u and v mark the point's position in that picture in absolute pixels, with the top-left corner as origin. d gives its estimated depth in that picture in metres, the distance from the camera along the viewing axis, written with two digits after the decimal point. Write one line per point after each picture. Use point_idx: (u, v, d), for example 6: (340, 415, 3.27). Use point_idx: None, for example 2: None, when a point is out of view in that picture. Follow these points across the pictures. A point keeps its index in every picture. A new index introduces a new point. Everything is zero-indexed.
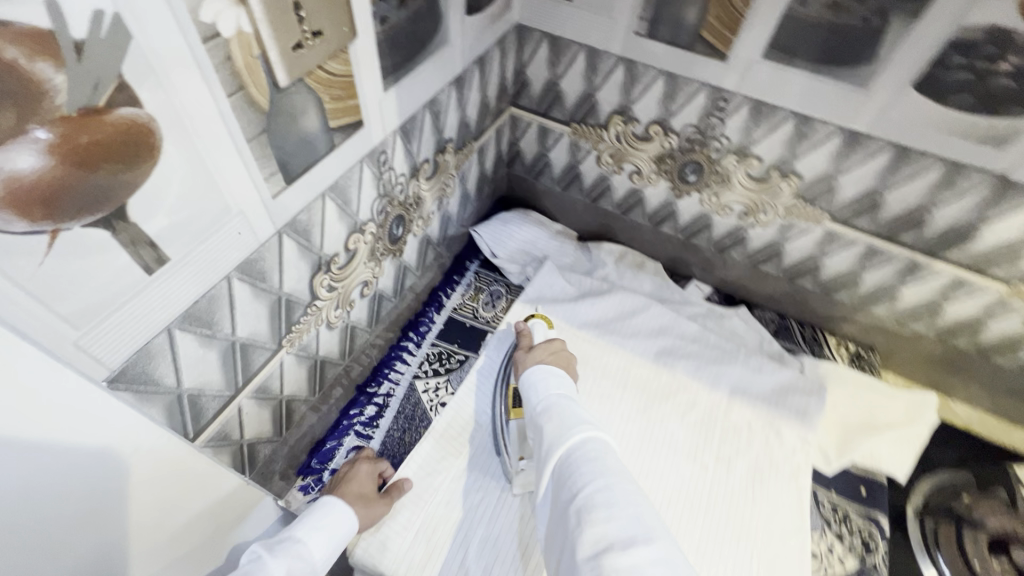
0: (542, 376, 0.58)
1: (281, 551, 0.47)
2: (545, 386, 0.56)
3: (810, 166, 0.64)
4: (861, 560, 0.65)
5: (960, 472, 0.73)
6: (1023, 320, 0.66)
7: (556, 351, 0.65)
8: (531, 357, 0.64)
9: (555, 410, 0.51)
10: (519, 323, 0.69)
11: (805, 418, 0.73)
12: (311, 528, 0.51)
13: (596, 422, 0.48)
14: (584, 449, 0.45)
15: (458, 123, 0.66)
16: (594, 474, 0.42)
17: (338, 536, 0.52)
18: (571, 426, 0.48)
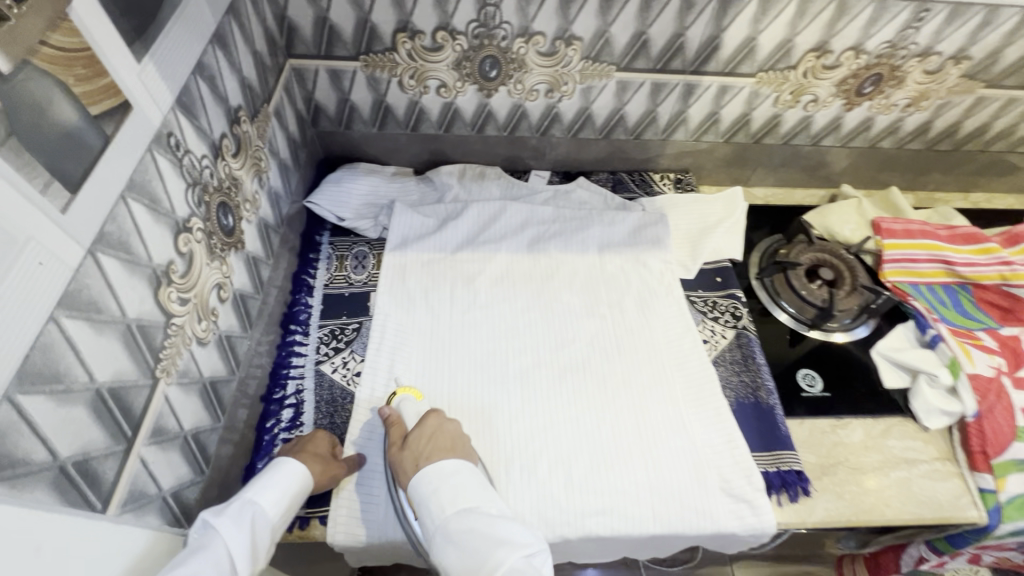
0: (433, 492, 0.55)
1: (233, 511, 0.49)
2: (440, 499, 0.55)
3: (584, 27, 0.71)
4: (735, 327, 0.80)
5: (773, 236, 0.93)
6: (773, 101, 0.83)
7: (433, 434, 0.60)
8: (411, 451, 0.59)
9: (461, 546, 0.51)
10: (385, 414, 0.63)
11: (659, 244, 0.86)
12: (264, 489, 0.53)
13: (516, 554, 0.50)
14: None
15: (240, 87, 0.60)
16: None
17: (293, 493, 0.55)
18: (495, 574, 0.49)
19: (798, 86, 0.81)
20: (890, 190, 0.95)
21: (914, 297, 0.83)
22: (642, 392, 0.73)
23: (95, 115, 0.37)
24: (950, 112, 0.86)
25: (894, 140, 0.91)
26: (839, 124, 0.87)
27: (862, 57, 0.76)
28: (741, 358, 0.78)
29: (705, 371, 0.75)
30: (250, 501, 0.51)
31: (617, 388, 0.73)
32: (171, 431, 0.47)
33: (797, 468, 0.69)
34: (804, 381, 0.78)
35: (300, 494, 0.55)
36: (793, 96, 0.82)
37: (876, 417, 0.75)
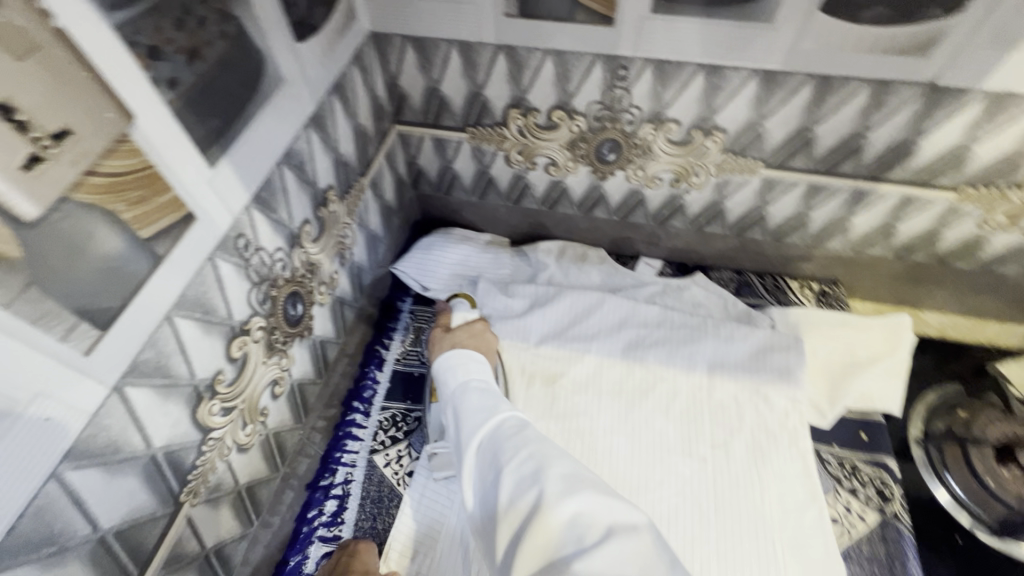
0: (460, 358, 0.58)
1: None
2: (460, 368, 0.57)
3: (731, 118, 0.58)
4: (881, 510, 0.62)
5: (948, 385, 0.72)
6: (978, 222, 0.63)
7: (477, 332, 0.64)
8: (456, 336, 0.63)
9: (467, 395, 0.53)
10: (440, 305, 0.70)
11: (788, 376, 0.69)
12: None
13: (511, 408, 0.50)
14: (507, 423, 0.47)
15: (333, 165, 0.56)
16: (518, 441, 0.45)
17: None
18: (484, 414, 0.49)
19: (1021, 209, 0.60)
20: None
21: None
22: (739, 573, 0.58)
23: (145, 238, 0.33)
24: None
25: None
26: None
27: None
28: (885, 558, 0.59)
29: (829, 566, 0.58)
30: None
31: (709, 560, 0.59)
32: (187, 555, 0.43)
33: None
34: None
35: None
36: (1010, 219, 0.62)
37: None
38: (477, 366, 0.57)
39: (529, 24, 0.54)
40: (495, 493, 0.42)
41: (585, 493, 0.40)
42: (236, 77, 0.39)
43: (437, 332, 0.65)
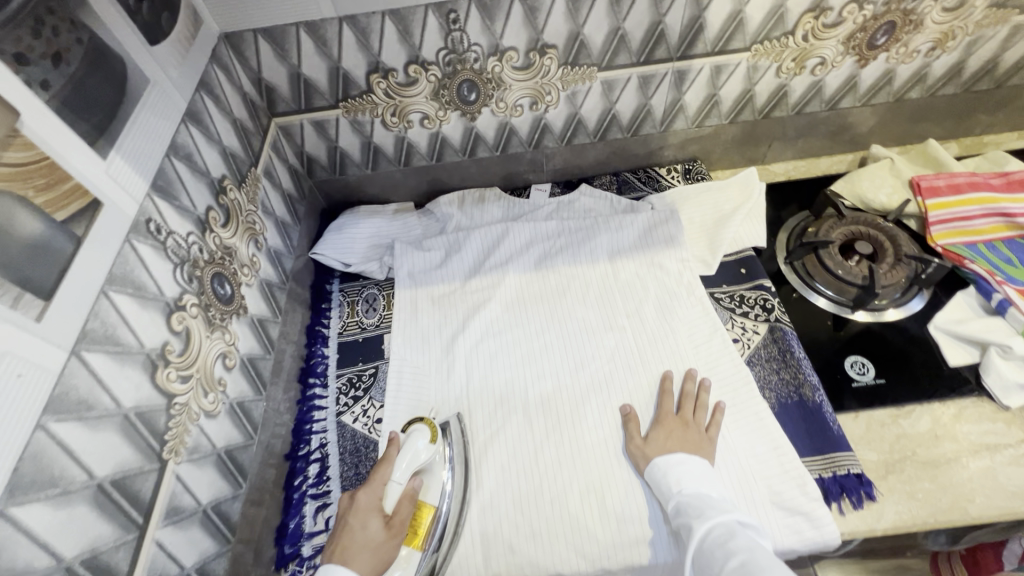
0: (665, 472, 0.60)
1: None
2: (670, 480, 0.59)
3: (556, 33, 0.68)
4: (768, 320, 0.74)
5: (801, 214, 0.86)
6: (776, 72, 0.77)
7: (408, 498, 0.60)
8: (649, 447, 0.63)
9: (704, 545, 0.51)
10: (389, 435, 0.63)
11: (672, 241, 0.81)
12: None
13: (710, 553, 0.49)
14: (716, 534, 0.51)
15: (222, 158, 0.61)
16: (731, 548, 0.48)
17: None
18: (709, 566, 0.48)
19: (800, 52, 0.74)
20: (929, 142, 0.85)
21: (972, 260, 0.73)
22: (604, 476, 0.65)
23: (63, 220, 0.38)
24: (984, 48, 0.77)
25: (923, 89, 0.82)
26: (855, 82, 0.80)
27: (868, 7, 0.69)
28: (779, 354, 0.71)
29: (739, 375, 0.70)
30: None
31: (585, 456, 0.66)
32: (186, 508, 0.48)
33: (856, 471, 0.61)
34: (854, 370, 0.70)
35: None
36: (797, 63, 0.76)
37: (945, 401, 0.67)
38: (689, 472, 0.59)
39: None
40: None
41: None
42: (103, 79, 0.44)
43: (365, 497, 0.59)
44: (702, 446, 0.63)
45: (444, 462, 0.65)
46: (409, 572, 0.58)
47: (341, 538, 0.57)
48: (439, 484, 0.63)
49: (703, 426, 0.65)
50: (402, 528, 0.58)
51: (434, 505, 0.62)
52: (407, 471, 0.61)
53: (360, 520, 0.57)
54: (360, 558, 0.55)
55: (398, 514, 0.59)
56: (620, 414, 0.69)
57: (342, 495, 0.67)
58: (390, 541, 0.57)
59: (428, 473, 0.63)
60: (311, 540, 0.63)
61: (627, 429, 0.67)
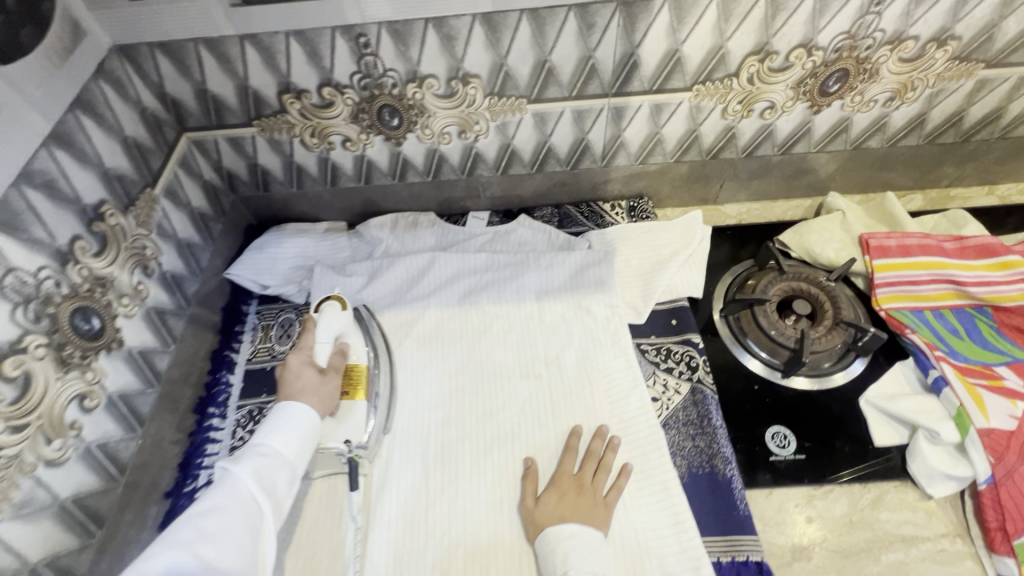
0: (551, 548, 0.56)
1: (247, 457, 0.55)
2: (557, 557, 0.55)
3: (478, 63, 0.64)
4: (691, 379, 0.70)
5: (746, 262, 0.81)
6: (722, 114, 0.72)
7: (340, 350, 0.68)
8: (539, 511, 0.60)
9: None
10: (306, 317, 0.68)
11: (603, 285, 0.77)
12: (273, 434, 0.58)
13: None
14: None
15: (101, 181, 0.57)
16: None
17: (305, 434, 0.59)
18: None
19: (746, 95, 0.69)
20: (887, 195, 0.80)
21: (913, 329, 0.69)
22: (494, 537, 0.61)
23: None
24: (947, 100, 0.71)
25: (882, 139, 0.77)
26: (809, 128, 0.74)
27: (817, 53, 0.64)
28: (697, 418, 0.67)
29: (652, 438, 0.66)
30: (259, 443, 0.57)
31: (478, 514, 0.63)
32: (5, 571, 0.45)
33: (757, 559, 0.57)
34: (775, 442, 0.66)
35: (311, 432, 0.60)
36: (743, 105, 0.71)
37: (865, 485, 0.63)
38: (579, 547, 0.55)
39: (259, 10, 0.57)
40: None
41: None
42: None
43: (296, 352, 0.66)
44: (596, 513, 0.59)
45: (359, 334, 0.72)
46: (358, 415, 0.66)
47: (280, 391, 0.63)
48: (362, 349, 0.70)
49: (599, 489, 0.61)
50: (336, 374, 0.65)
51: (364, 363, 0.69)
52: (328, 334, 0.67)
53: (294, 372, 0.63)
54: (304, 398, 0.62)
55: (331, 365, 0.66)
56: (523, 466, 0.65)
57: None
58: (327, 382, 0.64)
59: (349, 338, 0.70)
60: None
61: (524, 484, 0.63)
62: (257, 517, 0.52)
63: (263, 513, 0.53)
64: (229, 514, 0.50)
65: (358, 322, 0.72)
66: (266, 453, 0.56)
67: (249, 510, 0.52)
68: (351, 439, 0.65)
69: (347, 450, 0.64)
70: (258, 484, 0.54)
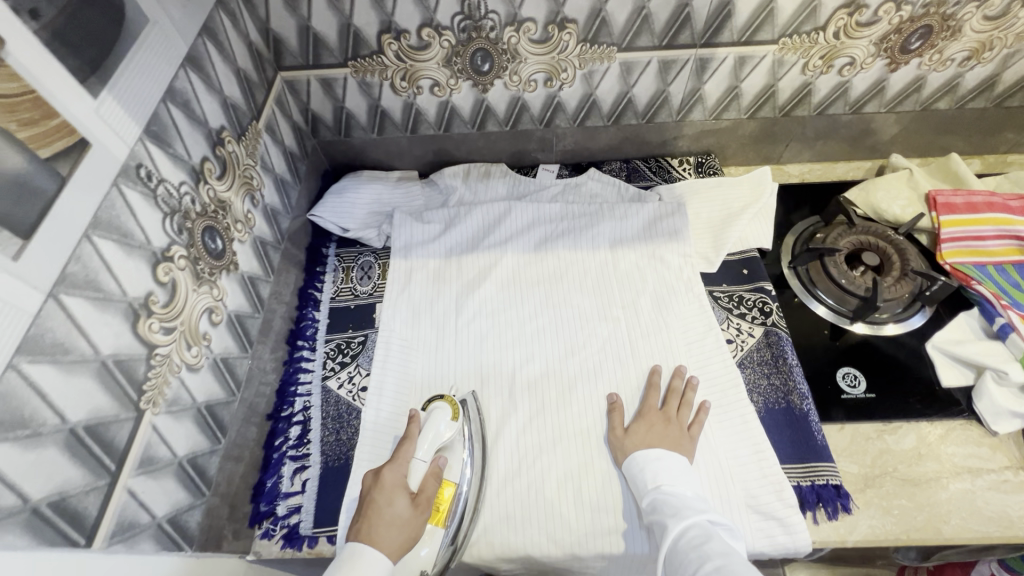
0: (641, 469, 0.60)
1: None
2: (650, 473, 0.59)
3: (577, 8, 0.66)
4: (764, 324, 0.73)
5: (810, 218, 0.84)
6: (802, 69, 0.74)
7: (432, 474, 0.59)
8: (629, 440, 0.63)
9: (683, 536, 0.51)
10: (411, 411, 0.62)
11: (676, 236, 0.79)
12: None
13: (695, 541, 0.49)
14: (689, 535, 0.50)
15: (221, 108, 0.60)
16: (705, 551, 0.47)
17: None
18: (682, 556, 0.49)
19: (829, 50, 0.71)
20: (950, 155, 0.82)
21: (979, 281, 0.72)
22: (583, 464, 0.65)
23: (47, 159, 0.37)
24: (1020, 61, 0.74)
25: (951, 100, 0.79)
26: (883, 87, 0.77)
27: (905, 8, 0.66)
28: (771, 359, 0.70)
29: (730, 377, 0.69)
30: None
31: (565, 442, 0.66)
32: (161, 459, 0.48)
33: (835, 483, 0.61)
34: (845, 381, 0.69)
35: None
36: (824, 61, 0.73)
37: (932, 421, 0.66)
38: (666, 468, 0.59)
39: None
40: None
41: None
42: (99, 13, 0.42)
43: (387, 476, 0.57)
44: (682, 442, 0.62)
45: (465, 441, 0.64)
46: (432, 544, 0.57)
47: (364, 516, 0.55)
48: (461, 464, 0.62)
49: (683, 421, 0.64)
50: (426, 505, 0.57)
51: (457, 482, 0.61)
52: (429, 448, 0.60)
53: (386, 497, 0.56)
54: (386, 535, 0.54)
55: (423, 492, 0.57)
56: (606, 401, 0.68)
57: (321, 459, 0.67)
58: (416, 518, 0.56)
59: (451, 452, 0.62)
60: (287, 500, 0.64)
61: (610, 417, 0.67)
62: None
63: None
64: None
65: (463, 433, 0.64)
66: None
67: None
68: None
69: None
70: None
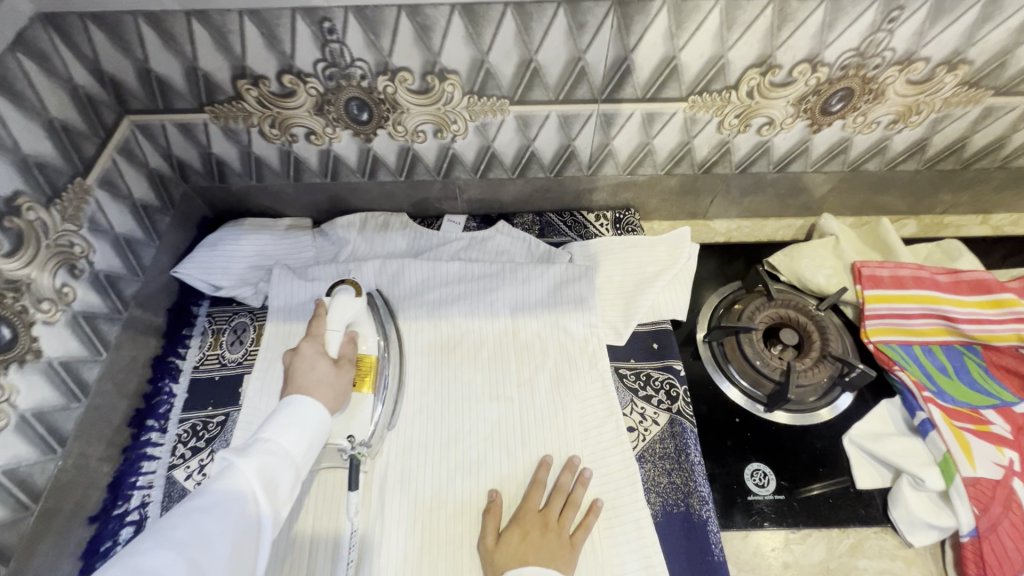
0: None
1: (254, 452, 0.48)
2: None
3: (456, 58, 0.58)
4: (671, 409, 0.66)
5: (732, 284, 0.77)
6: (716, 127, 0.67)
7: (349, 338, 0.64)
8: (499, 555, 0.55)
9: None
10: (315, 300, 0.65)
11: (583, 303, 0.72)
12: (282, 427, 0.52)
13: None
14: None
15: (16, 171, 0.50)
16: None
17: (313, 432, 0.54)
18: None
19: (744, 109, 0.64)
20: (881, 220, 0.76)
21: (902, 366, 0.66)
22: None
23: None
24: (951, 127, 0.68)
25: (881, 162, 0.73)
26: (807, 148, 0.70)
27: (822, 70, 0.59)
28: (675, 452, 0.63)
29: (627, 474, 0.61)
30: (268, 438, 0.50)
31: (436, 549, 0.58)
32: None
33: None
34: (753, 480, 0.63)
35: (319, 429, 0.55)
36: (740, 120, 0.66)
37: (844, 529, 0.60)
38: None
39: None
40: None
41: None
42: None
43: (308, 345, 0.61)
44: (560, 556, 0.55)
45: (372, 322, 0.68)
46: (367, 409, 0.63)
47: (291, 379, 0.58)
48: (373, 338, 0.67)
49: (563, 529, 0.56)
50: (350, 365, 0.62)
51: (375, 354, 0.66)
52: (339, 322, 0.64)
53: (308, 362, 0.59)
54: (317, 392, 0.57)
55: (346, 355, 0.62)
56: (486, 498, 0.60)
57: None
58: (342, 374, 0.60)
59: (360, 326, 0.67)
60: None
61: (485, 521, 0.58)
62: (255, 522, 0.44)
63: (258, 516, 0.45)
64: (226, 507, 0.43)
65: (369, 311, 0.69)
66: (273, 450, 0.50)
67: (247, 517, 0.44)
68: (356, 436, 0.61)
69: (351, 447, 0.60)
70: (262, 480, 0.47)
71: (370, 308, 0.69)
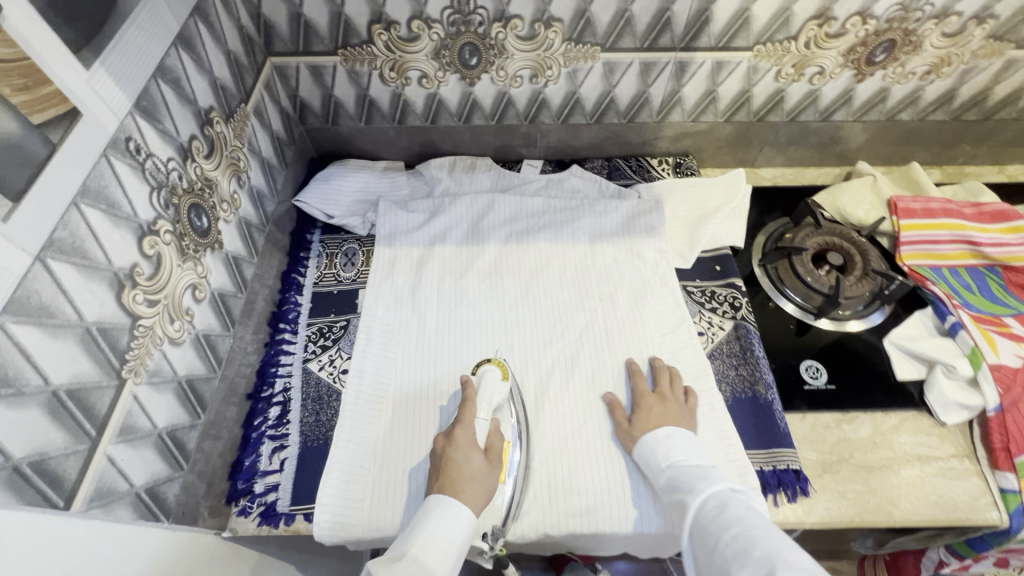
0: (653, 446, 0.62)
1: (398, 571, 0.50)
2: (658, 454, 0.61)
3: (562, 7, 0.68)
4: (734, 318, 0.76)
5: (780, 220, 0.88)
6: (775, 76, 0.78)
7: (495, 437, 0.63)
8: (636, 428, 0.65)
9: (699, 491, 0.54)
10: (464, 378, 0.66)
11: (654, 231, 0.82)
12: (426, 543, 0.53)
13: (707, 487, 0.54)
14: (707, 505, 0.53)
15: (211, 89, 0.60)
16: (724, 523, 0.50)
17: (453, 548, 0.53)
18: (695, 507, 0.53)
19: (800, 58, 0.75)
20: (912, 164, 0.87)
21: (933, 282, 0.77)
22: (589, 443, 0.67)
23: (39, 125, 0.38)
24: (976, 78, 0.78)
25: (913, 112, 0.84)
26: (850, 97, 0.81)
27: (871, 22, 0.70)
28: (740, 351, 0.73)
29: (701, 367, 0.72)
30: (413, 556, 0.51)
31: (569, 422, 0.69)
32: (140, 429, 0.49)
33: (795, 468, 0.64)
34: (808, 373, 0.73)
35: (462, 539, 0.55)
36: (795, 69, 0.77)
37: (887, 412, 0.70)
38: (676, 444, 0.61)
39: None
40: (710, 555, 0.49)
41: (761, 545, 0.45)
42: None
43: (459, 434, 0.61)
44: (683, 419, 0.65)
45: (512, 405, 0.68)
46: (502, 504, 0.61)
47: (447, 472, 0.59)
48: (511, 423, 0.66)
49: (682, 397, 0.67)
50: (498, 457, 0.61)
51: (512, 442, 0.65)
52: (488, 410, 0.64)
53: (462, 453, 0.60)
54: (466, 492, 0.58)
55: (493, 448, 0.62)
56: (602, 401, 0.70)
57: (300, 440, 0.68)
58: (490, 470, 0.60)
59: (502, 413, 0.66)
60: (265, 479, 0.65)
61: (613, 415, 0.68)
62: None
63: None
64: None
65: (512, 397, 0.68)
66: (416, 572, 0.50)
67: None
68: (489, 530, 0.60)
69: (489, 544, 0.60)
70: None
71: (512, 395, 0.69)
